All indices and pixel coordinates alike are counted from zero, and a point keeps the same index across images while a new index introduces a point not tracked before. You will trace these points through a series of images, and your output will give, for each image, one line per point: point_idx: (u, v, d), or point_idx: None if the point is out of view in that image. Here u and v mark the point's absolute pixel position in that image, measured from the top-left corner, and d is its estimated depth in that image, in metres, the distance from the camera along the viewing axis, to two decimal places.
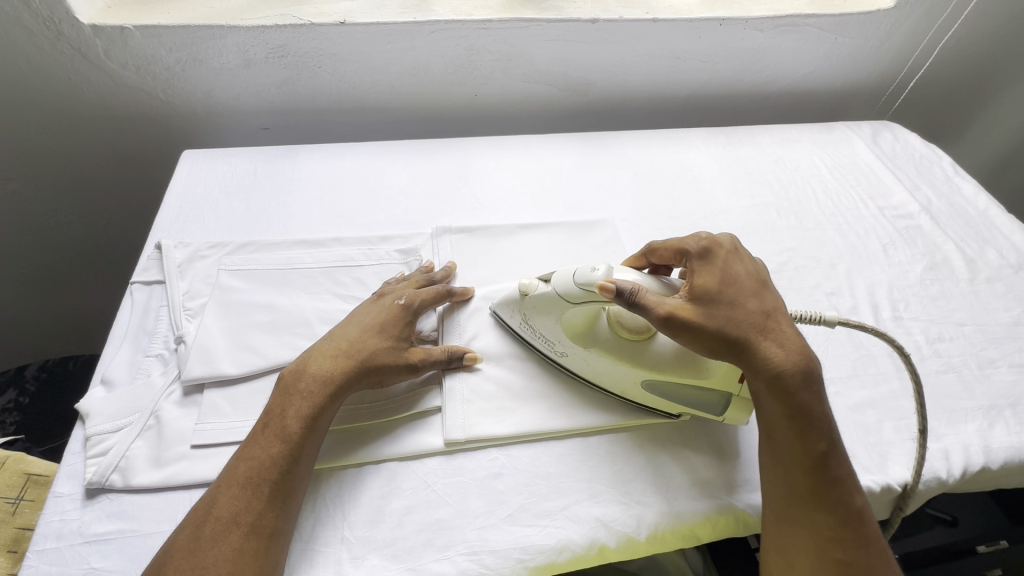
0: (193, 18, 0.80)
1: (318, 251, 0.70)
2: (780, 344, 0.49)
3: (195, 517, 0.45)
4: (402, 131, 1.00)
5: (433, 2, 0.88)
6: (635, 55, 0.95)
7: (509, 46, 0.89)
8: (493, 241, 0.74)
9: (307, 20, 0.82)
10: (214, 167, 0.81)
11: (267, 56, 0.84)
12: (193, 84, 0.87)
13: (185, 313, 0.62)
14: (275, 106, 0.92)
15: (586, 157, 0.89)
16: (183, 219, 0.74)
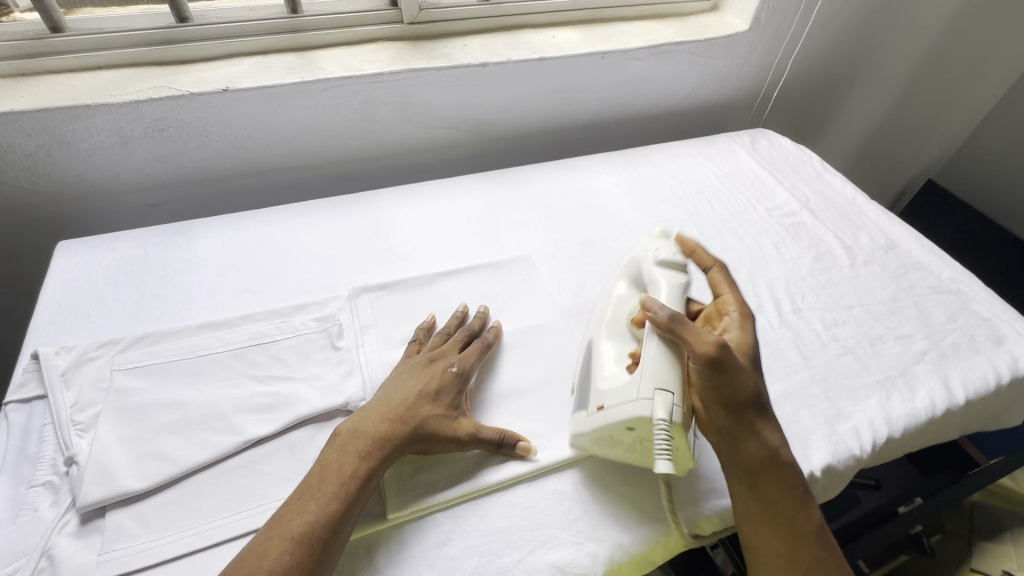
0: (53, 100, 0.74)
1: (226, 332, 0.65)
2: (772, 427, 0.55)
3: (236, 567, 0.43)
4: (307, 192, 0.97)
5: (321, 60, 0.87)
6: (524, 99, 1.00)
7: (400, 95, 0.89)
8: (415, 293, 0.73)
9: (186, 89, 0.78)
10: (96, 253, 0.75)
11: (147, 131, 0.80)
12: (62, 169, 0.79)
13: (74, 428, 0.55)
14: (161, 180, 0.86)
15: (495, 198, 0.90)
16: (63, 320, 0.66)
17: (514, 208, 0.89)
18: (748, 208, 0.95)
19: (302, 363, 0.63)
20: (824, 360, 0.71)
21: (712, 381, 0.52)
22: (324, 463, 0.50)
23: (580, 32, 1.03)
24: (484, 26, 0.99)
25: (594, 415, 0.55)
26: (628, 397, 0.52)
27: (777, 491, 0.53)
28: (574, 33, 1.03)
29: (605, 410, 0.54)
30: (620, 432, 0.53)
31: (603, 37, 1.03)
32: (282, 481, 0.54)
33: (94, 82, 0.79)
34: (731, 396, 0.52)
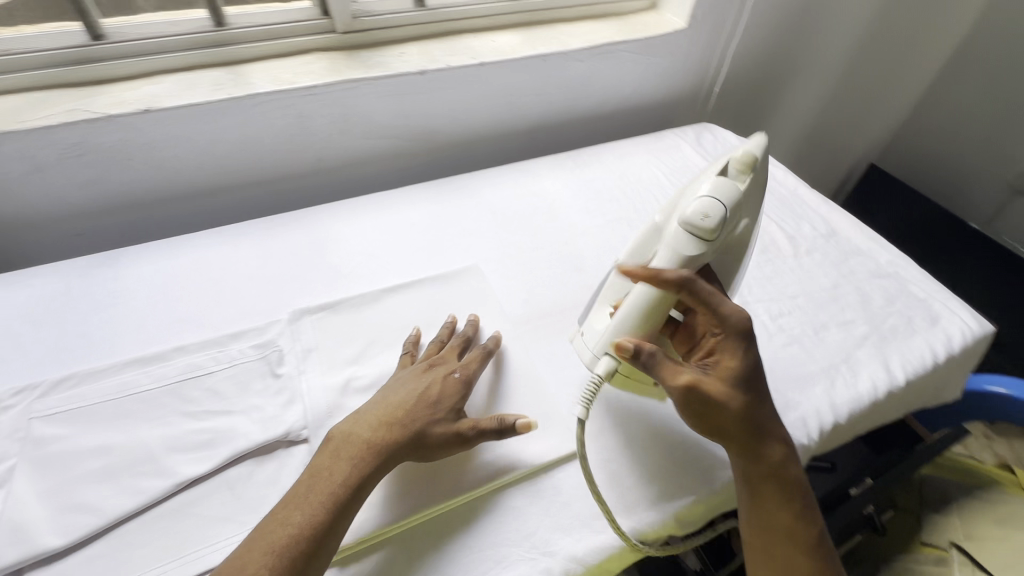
0: (217, 92, 0.79)
1: (342, 308, 0.70)
2: (793, 486, 0.54)
3: (331, 468, 0.50)
4: (415, 179, 1.03)
5: (450, 58, 0.92)
6: (622, 92, 1.12)
7: (512, 87, 0.99)
8: (513, 283, 0.77)
9: (333, 80, 0.84)
10: (232, 233, 0.80)
11: (287, 118, 0.85)
12: (211, 158, 0.83)
13: (211, 387, 0.60)
14: (291, 171, 0.91)
15: (584, 186, 0.95)
16: (199, 290, 0.72)
17: (604, 204, 0.92)
18: (845, 223, 0.92)
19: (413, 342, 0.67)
20: (918, 377, 0.71)
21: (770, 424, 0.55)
22: (433, 392, 0.57)
23: (693, 26, 1.08)
24: (595, 15, 1.08)
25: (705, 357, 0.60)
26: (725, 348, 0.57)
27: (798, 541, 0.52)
28: (683, 24, 1.08)
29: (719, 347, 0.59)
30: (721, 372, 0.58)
31: (703, 16, 1.07)
32: None
33: (241, 74, 0.83)
34: (757, 442, 0.54)
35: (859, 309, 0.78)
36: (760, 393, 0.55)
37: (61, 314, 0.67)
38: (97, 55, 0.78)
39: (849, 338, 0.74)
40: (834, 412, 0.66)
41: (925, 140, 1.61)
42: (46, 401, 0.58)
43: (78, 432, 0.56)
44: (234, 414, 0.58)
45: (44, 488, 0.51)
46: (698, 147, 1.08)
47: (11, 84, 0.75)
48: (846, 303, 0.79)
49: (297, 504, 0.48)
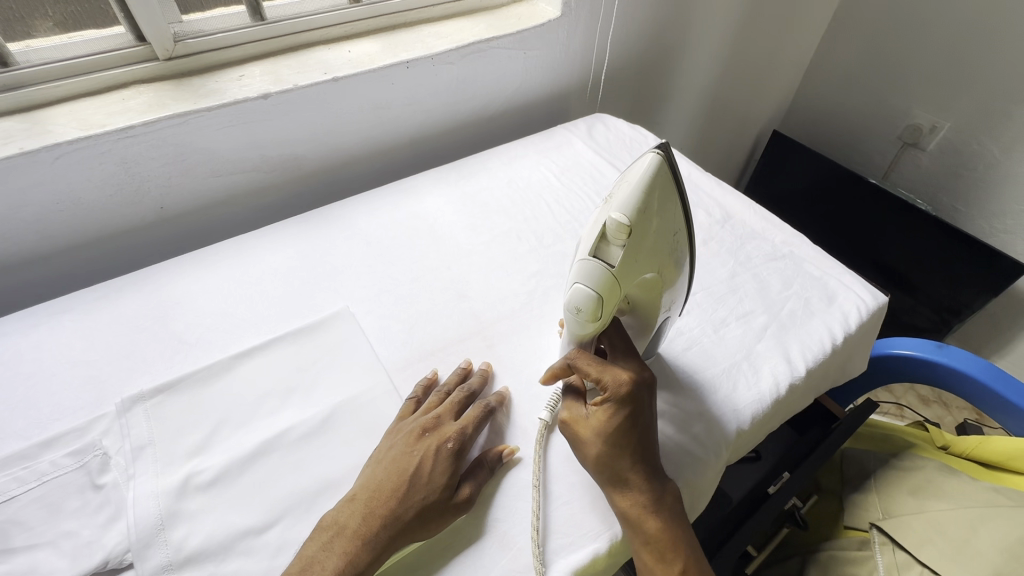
0: (2, 148, 0.66)
1: (183, 385, 0.60)
2: (652, 542, 0.50)
3: (323, 561, 0.46)
4: (287, 211, 0.93)
5: (298, 76, 0.82)
6: (505, 91, 1.05)
7: (378, 99, 0.90)
8: (390, 323, 0.69)
9: (151, 117, 0.73)
10: (48, 313, 0.67)
11: (106, 168, 0.73)
12: (15, 225, 0.71)
13: (13, 515, 0.50)
14: (125, 225, 0.79)
15: (469, 200, 0.88)
16: (5, 386, 0.60)
17: (491, 216, 0.86)
18: (739, 205, 0.90)
19: (272, 414, 0.59)
20: (819, 364, 0.69)
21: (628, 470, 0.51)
22: (426, 466, 0.51)
23: (567, 15, 1.02)
24: (464, 12, 1.00)
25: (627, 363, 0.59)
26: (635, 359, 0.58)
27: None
28: (556, 12, 1.02)
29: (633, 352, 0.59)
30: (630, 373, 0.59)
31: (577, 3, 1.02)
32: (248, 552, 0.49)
33: (38, 123, 0.71)
34: (613, 493, 0.51)
35: (758, 298, 0.75)
36: (631, 443, 0.52)
37: None
38: None
39: (748, 332, 0.71)
40: (740, 415, 0.62)
41: (820, 103, 1.64)
42: None
43: None
44: (40, 548, 0.48)
45: None
46: (589, 141, 1.03)
47: None
48: (744, 293, 0.76)
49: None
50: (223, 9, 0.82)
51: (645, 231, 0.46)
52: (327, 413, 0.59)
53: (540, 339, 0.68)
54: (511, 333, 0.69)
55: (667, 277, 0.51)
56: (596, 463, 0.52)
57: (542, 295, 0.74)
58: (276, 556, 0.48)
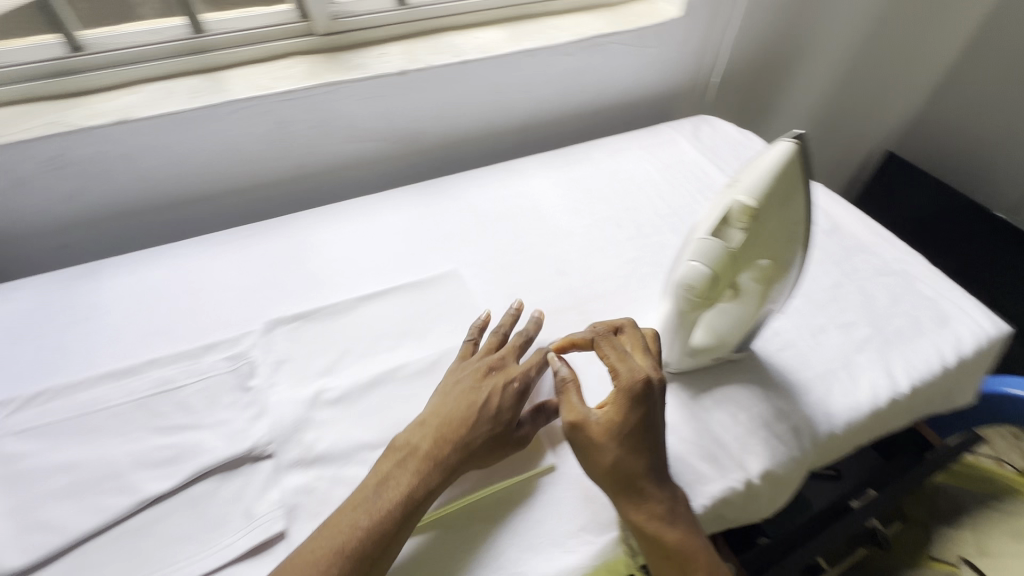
0: (192, 101, 0.79)
1: (317, 316, 0.69)
2: (671, 555, 0.49)
3: (397, 478, 0.50)
4: (404, 180, 1.01)
5: (432, 56, 0.90)
6: (616, 86, 1.08)
7: (499, 84, 0.96)
8: (495, 288, 0.74)
9: (308, 84, 0.83)
10: (211, 243, 0.79)
11: (266, 125, 0.84)
12: (191, 168, 0.83)
13: (181, 400, 0.60)
14: (273, 179, 0.90)
15: (572, 185, 0.92)
16: (176, 301, 0.71)
17: (593, 203, 0.89)
18: (850, 218, 0.87)
19: (388, 352, 0.66)
20: (924, 384, 0.67)
21: (641, 478, 0.50)
22: (493, 400, 0.55)
23: (688, 15, 1.04)
24: (586, 7, 1.04)
25: (714, 347, 0.61)
26: (722, 338, 0.61)
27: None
28: (678, 12, 1.04)
29: (724, 339, 0.61)
30: (711, 351, 0.62)
31: (698, 5, 1.03)
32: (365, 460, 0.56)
33: (219, 82, 0.83)
34: (626, 504, 0.50)
35: (862, 310, 0.73)
36: (644, 446, 0.51)
37: (41, 328, 0.68)
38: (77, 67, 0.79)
39: (848, 342, 0.69)
40: (833, 420, 0.62)
41: (946, 125, 1.53)
42: (23, 415, 0.58)
43: (46, 447, 0.56)
44: (201, 429, 0.58)
45: (9, 506, 0.51)
46: (695, 141, 1.04)
47: None
48: (847, 304, 0.74)
49: (331, 531, 0.47)
50: None
51: (766, 219, 0.49)
52: (435, 358, 0.65)
53: (633, 321, 0.71)
54: (606, 311, 0.72)
55: (779, 271, 0.53)
56: (608, 474, 0.50)
57: (638, 281, 0.76)
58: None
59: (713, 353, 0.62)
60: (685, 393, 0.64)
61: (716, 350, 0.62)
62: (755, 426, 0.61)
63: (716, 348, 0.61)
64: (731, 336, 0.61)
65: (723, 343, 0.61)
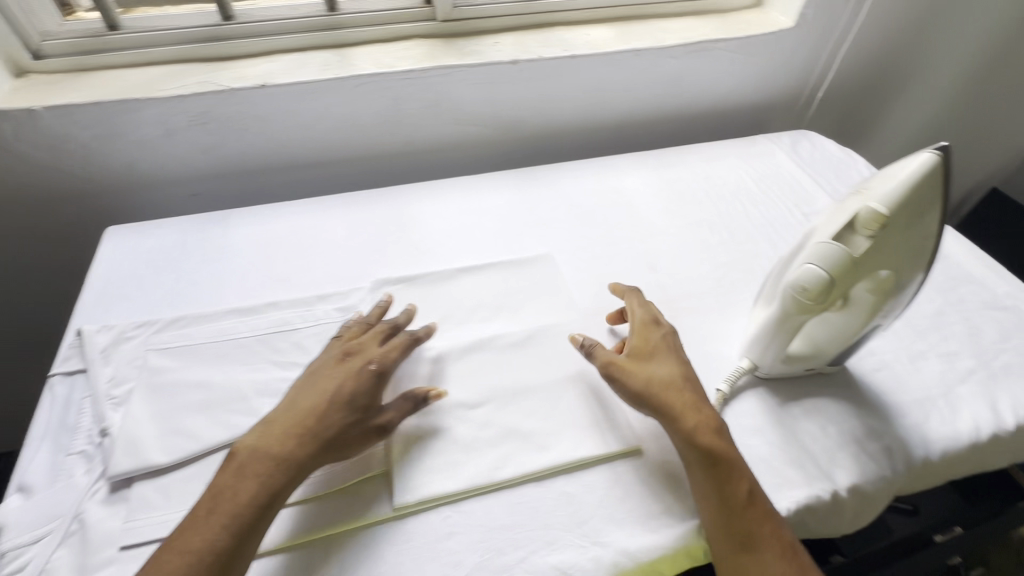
0: (323, 72, 0.85)
1: (418, 281, 0.73)
2: (716, 456, 0.53)
3: (244, 483, 0.48)
4: (497, 166, 1.05)
5: (543, 49, 0.93)
6: (715, 92, 1.08)
7: (602, 81, 0.98)
8: (586, 275, 0.77)
9: (427, 65, 0.88)
10: (325, 204, 0.85)
11: (384, 101, 0.89)
12: (312, 134, 0.90)
13: (296, 341, 0.66)
14: (381, 152, 0.96)
15: (665, 186, 0.93)
16: (293, 253, 0.77)
17: (685, 205, 0.90)
18: (958, 247, 0.84)
19: (484, 321, 0.69)
20: None
21: (676, 387, 0.57)
22: (346, 386, 0.55)
23: (800, 26, 1.03)
24: (696, 12, 1.04)
25: (809, 357, 0.61)
26: (820, 350, 0.61)
27: (736, 528, 0.50)
28: (790, 24, 1.02)
29: (820, 350, 0.61)
30: (805, 361, 0.62)
31: (812, 18, 1.02)
32: (461, 418, 0.59)
33: (346, 57, 0.89)
34: (672, 420, 0.55)
35: (966, 341, 0.71)
36: (672, 362, 0.59)
37: (178, 263, 0.75)
38: (225, 33, 0.86)
39: (949, 371, 0.67)
40: (929, 446, 0.60)
41: None
42: (162, 335, 0.65)
43: (182, 366, 0.62)
44: None
45: (153, 411, 0.57)
46: (793, 154, 1.02)
47: (153, 56, 0.84)
48: (951, 333, 0.71)
49: (195, 530, 0.46)
50: None
51: (895, 229, 0.50)
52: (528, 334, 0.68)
53: (722, 323, 0.71)
54: (694, 311, 0.73)
55: (897, 285, 0.53)
56: (649, 394, 0.56)
57: (727, 285, 0.77)
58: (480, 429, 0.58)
59: (807, 363, 0.62)
60: (772, 399, 0.64)
61: (811, 360, 0.61)
62: (844, 440, 0.60)
63: (811, 358, 0.61)
64: (829, 348, 0.60)
65: (820, 354, 0.61)
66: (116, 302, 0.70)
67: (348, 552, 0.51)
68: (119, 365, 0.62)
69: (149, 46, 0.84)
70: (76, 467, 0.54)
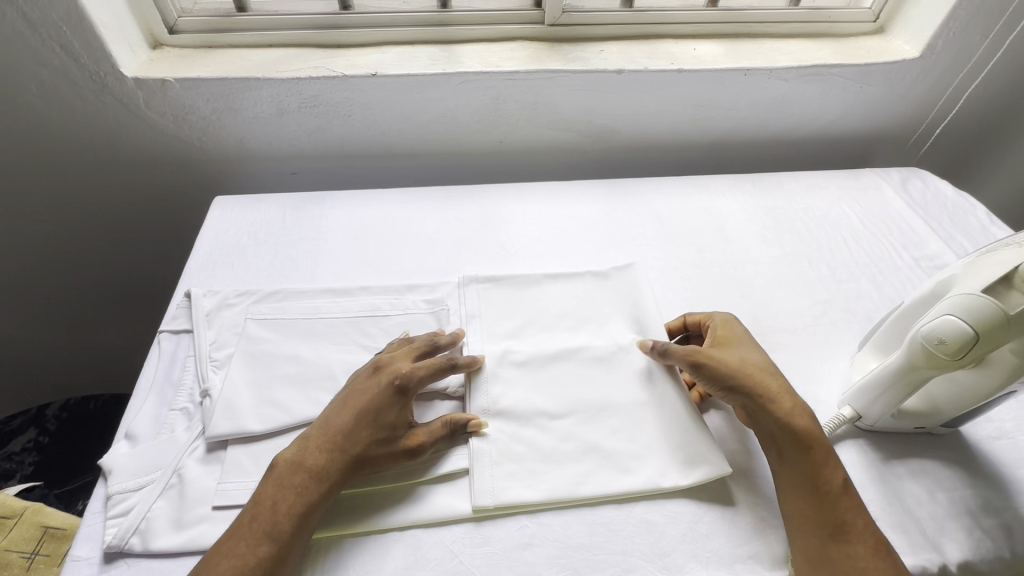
0: (429, 67, 0.86)
1: (507, 282, 0.73)
2: (808, 438, 0.53)
3: (281, 498, 0.48)
4: (582, 173, 1.05)
5: (648, 61, 0.91)
6: (821, 119, 1.03)
7: (704, 99, 0.95)
8: (675, 296, 0.74)
9: (531, 68, 0.87)
10: (417, 196, 0.87)
11: (484, 99, 0.90)
12: (410, 127, 0.92)
13: (386, 327, 0.67)
14: (472, 149, 0.97)
15: (762, 212, 0.89)
16: (384, 240, 0.79)
17: (782, 234, 0.85)
18: None
19: (570, 331, 0.68)
20: None
21: (766, 373, 0.57)
22: (373, 405, 0.53)
23: (926, 57, 0.96)
24: (811, 34, 1.00)
25: (924, 412, 0.57)
26: (938, 408, 0.56)
27: (826, 517, 0.50)
28: (915, 54, 0.96)
29: (938, 409, 0.57)
30: (917, 417, 0.58)
31: (941, 50, 0.95)
32: (544, 426, 0.58)
33: (452, 53, 0.90)
34: (767, 402, 0.55)
35: None
36: (756, 353, 0.60)
37: (278, 238, 0.78)
38: (341, 22, 0.88)
39: None
40: None
41: None
42: (261, 306, 0.68)
43: (278, 337, 0.64)
44: None
45: (250, 378, 0.60)
46: (903, 192, 0.95)
47: (274, 38, 0.87)
48: None
49: (239, 541, 0.46)
50: None
51: None
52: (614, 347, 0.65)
53: (820, 364, 0.67)
54: (790, 347, 0.69)
55: None
56: (743, 373, 0.57)
57: (827, 324, 0.72)
58: (563, 441, 0.57)
59: (919, 420, 0.58)
60: (874, 453, 0.59)
61: (924, 417, 0.58)
62: (956, 509, 0.55)
63: (925, 415, 0.57)
64: (949, 409, 0.56)
65: (936, 413, 0.57)
66: (220, 269, 0.73)
67: (425, 546, 0.51)
68: (220, 329, 0.65)
69: (272, 29, 0.87)
70: (177, 423, 0.57)
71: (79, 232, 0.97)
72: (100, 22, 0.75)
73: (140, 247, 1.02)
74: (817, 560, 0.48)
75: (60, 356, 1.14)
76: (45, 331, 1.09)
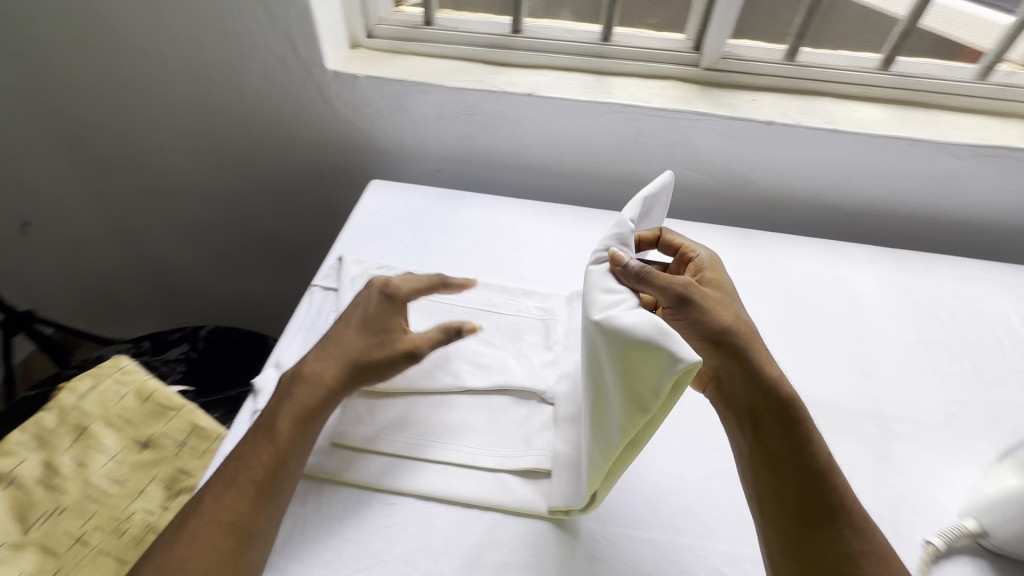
0: (582, 94, 0.91)
1: None
2: (790, 410, 0.55)
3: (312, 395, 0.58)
4: (707, 217, 1.04)
5: (802, 117, 0.89)
6: (993, 203, 0.93)
7: (856, 164, 0.91)
8: (785, 358, 0.72)
9: (679, 108, 0.89)
10: (545, 210, 0.92)
11: (626, 131, 0.93)
12: (550, 145, 0.98)
13: (498, 323, 0.72)
14: (602, 175, 1.01)
15: (901, 291, 0.83)
16: (508, 245, 0.85)
17: (921, 317, 0.79)
18: None
19: None
20: None
21: (751, 336, 0.58)
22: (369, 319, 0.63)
23: None
24: (996, 112, 0.92)
25: None
26: None
27: (806, 504, 0.51)
28: None
29: None
30: None
31: None
32: None
33: (605, 84, 0.95)
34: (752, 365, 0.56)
35: None
36: (738, 311, 0.61)
37: (417, 224, 0.88)
38: (510, 44, 0.97)
39: None
40: None
41: None
42: None
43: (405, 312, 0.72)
44: (508, 353, 0.68)
45: None
46: None
47: (448, 51, 0.98)
48: None
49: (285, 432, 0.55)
50: (768, 43, 0.94)
51: None
52: None
53: (944, 467, 0.62)
54: (910, 440, 0.64)
55: None
56: (729, 331, 0.57)
57: (960, 425, 0.66)
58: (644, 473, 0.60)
59: None
60: None
61: None
62: None
63: None
64: None
65: None
66: (365, 243, 0.84)
67: (502, 531, 0.56)
68: None
69: (449, 42, 0.98)
70: None
71: (257, 192, 1.15)
72: (320, 22, 0.89)
73: (298, 214, 1.18)
74: (799, 548, 0.50)
75: (219, 288, 1.36)
76: (213, 266, 1.31)
